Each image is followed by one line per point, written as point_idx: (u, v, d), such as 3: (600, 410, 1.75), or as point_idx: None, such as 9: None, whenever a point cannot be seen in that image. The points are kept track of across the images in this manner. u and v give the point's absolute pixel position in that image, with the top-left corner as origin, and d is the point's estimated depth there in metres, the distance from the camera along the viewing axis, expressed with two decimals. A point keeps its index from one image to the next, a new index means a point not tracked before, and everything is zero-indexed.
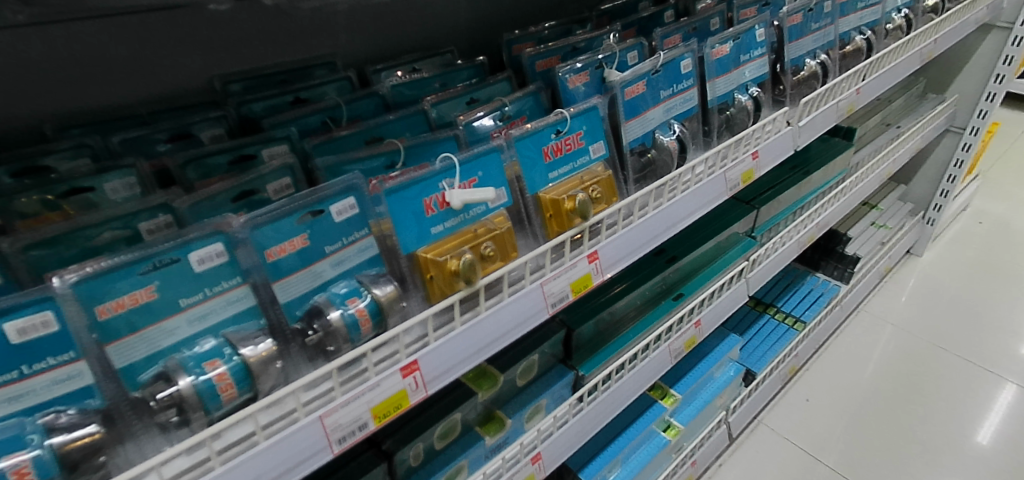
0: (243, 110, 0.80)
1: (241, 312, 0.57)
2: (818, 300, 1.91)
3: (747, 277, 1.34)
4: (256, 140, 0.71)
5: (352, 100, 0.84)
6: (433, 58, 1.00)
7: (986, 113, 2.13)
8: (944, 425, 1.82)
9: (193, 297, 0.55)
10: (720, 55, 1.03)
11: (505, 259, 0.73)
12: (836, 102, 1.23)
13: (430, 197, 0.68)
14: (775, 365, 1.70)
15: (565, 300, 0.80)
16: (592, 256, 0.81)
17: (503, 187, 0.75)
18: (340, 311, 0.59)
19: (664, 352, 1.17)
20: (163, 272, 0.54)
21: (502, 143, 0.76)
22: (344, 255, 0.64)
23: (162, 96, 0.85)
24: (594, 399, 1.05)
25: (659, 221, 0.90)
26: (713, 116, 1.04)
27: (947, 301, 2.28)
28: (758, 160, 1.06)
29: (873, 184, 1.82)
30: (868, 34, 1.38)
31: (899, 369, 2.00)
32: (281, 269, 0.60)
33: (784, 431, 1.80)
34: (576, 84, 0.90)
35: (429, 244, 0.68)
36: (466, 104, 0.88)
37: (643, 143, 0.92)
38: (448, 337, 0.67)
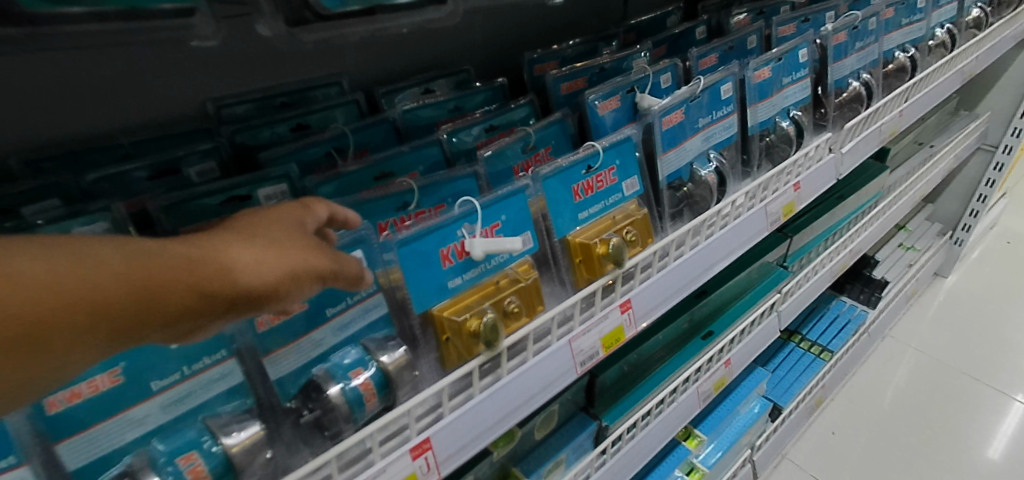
0: (237, 139, 0.72)
1: (229, 390, 0.50)
2: (845, 328, 1.80)
3: (779, 310, 1.25)
4: (252, 177, 0.63)
5: (360, 127, 0.76)
6: (448, 78, 0.92)
7: (1021, 131, 2.03)
8: (979, 462, 1.70)
9: (169, 378, 0.47)
10: (762, 78, 0.94)
11: (531, 315, 0.64)
12: (878, 128, 1.15)
13: (447, 246, 0.60)
14: (802, 398, 1.60)
15: (596, 357, 0.71)
16: (624, 306, 0.72)
17: (528, 231, 0.66)
18: (341, 386, 0.52)
19: (692, 396, 1.08)
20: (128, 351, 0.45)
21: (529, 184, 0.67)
22: (350, 317, 0.56)
23: (147, 122, 0.77)
24: (617, 450, 0.97)
25: (696, 262, 0.81)
26: (753, 144, 0.95)
27: (977, 326, 2.16)
28: (799, 191, 0.98)
29: (906, 207, 1.73)
30: (911, 51, 1.29)
31: (929, 400, 1.88)
32: (273, 339, 0.52)
33: (809, 467, 1.69)
34: (605, 110, 0.82)
35: (446, 300, 0.60)
36: (485, 131, 0.80)
37: (679, 176, 0.84)
38: (464, 409, 0.58)
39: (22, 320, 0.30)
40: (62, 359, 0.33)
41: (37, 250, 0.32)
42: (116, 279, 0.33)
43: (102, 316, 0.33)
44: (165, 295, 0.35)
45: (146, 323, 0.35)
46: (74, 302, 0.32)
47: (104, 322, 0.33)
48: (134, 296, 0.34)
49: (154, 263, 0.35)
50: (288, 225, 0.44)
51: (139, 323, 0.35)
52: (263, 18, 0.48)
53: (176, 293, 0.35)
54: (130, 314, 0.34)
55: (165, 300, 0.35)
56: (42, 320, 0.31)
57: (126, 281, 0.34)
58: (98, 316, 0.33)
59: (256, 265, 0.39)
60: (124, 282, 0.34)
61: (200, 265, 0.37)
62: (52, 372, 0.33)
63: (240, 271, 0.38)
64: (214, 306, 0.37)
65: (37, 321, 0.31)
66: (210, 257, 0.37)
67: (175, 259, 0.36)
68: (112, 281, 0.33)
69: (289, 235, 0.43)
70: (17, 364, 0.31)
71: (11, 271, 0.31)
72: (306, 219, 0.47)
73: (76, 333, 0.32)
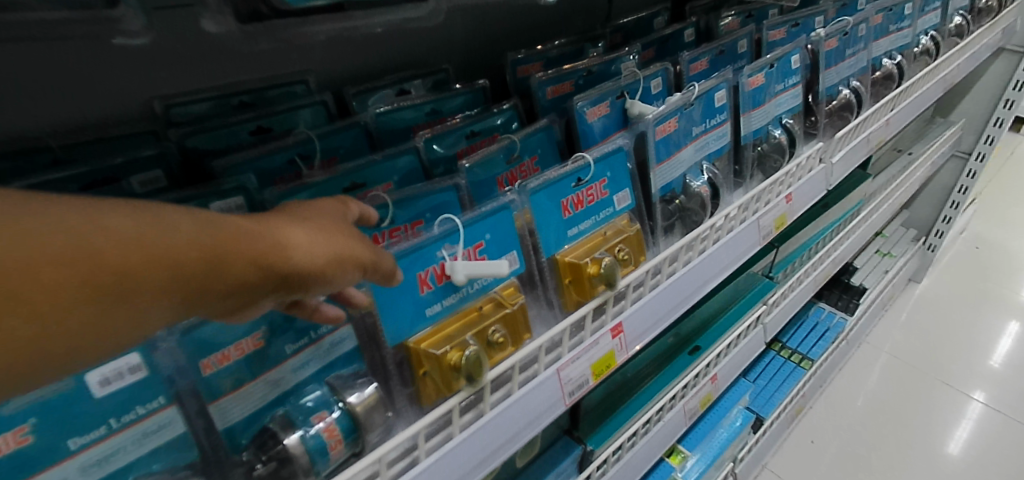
0: (187, 144, 0.65)
1: (165, 445, 0.44)
2: (825, 335, 1.78)
3: (765, 322, 1.21)
4: (204, 188, 0.56)
5: (328, 132, 0.69)
6: (425, 79, 0.86)
7: (993, 139, 2.03)
8: (955, 472, 1.69)
9: (91, 435, 0.41)
10: (756, 85, 0.89)
11: (518, 344, 0.59)
12: (867, 137, 1.12)
13: (425, 269, 0.54)
14: (783, 408, 1.58)
15: (585, 386, 0.65)
16: (616, 330, 0.67)
17: (514, 251, 0.61)
18: (301, 433, 0.47)
19: (679, 414, 1.03)
20: (40, 405, 0.39)
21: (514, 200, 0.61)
22: (313, 353, 0.51)
23: (85, 123, 0.69)
24: (603, 474, 0.91)
25: (690, 280, 0.76)
26: (746, 154, 0.91)
27: (950, 330, 2.15)
28: (791, 203, 0.94)
29: (886, 214, 1.72)
30: (898, 58, 1.27)
31: (905, 405, 1.87)
32: (217, 384, 0.46)
33: (787, 477, 1.67)
34: (594, 117, 0.77)
35: (423, 329, 0.54)
36: (466, 138, 0.74)
37: (672, 189, 0.79)
38: (444, 451, 0.53)
39: (93, 279, 0.30)
40: (128, 322, 0.32)
41: (106, 212, 0.32)
42: (181, 246, 0.33)
43: (164, 282, 0.32)
44: (223, 265, 0.34)
45: (204, 294, 0.34)
46: (140, 266, 0.31)
47: (169, 286, 0.33)
48: (194, 265, 0.33)
49: (216, 233, 0.35)
50: (332, 214, 0.44)
51: (199, 291, 0.34)
52: (209, 11, 0.41)
53: (234, 264, 0.35)
54: (192, 282, 0.33)
55: (223, 271, 0.35)
56: (111, 280, 0.31)
57: (189, 247, 0.33)
58: (162, 281, 0.32)
59: (306, 244, 0.39)
60: (187, 249, 0.33)
61: (256, 238, 0.36)
62: (117, 336, 0.32)
63: (291, 249, 0.38)
64: (268, 283, 0.37)
65: (105, 281, 0.30)
66: (265, 232, 0.37)
67: (234, 230, 0.35)
68: (177, 247, 0.33)
69: (333, 222, 0.43)
70: (85, 323, 0.30)
71: (87, 230, 0.31)
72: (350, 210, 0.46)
73: (142, 296, 0.32)
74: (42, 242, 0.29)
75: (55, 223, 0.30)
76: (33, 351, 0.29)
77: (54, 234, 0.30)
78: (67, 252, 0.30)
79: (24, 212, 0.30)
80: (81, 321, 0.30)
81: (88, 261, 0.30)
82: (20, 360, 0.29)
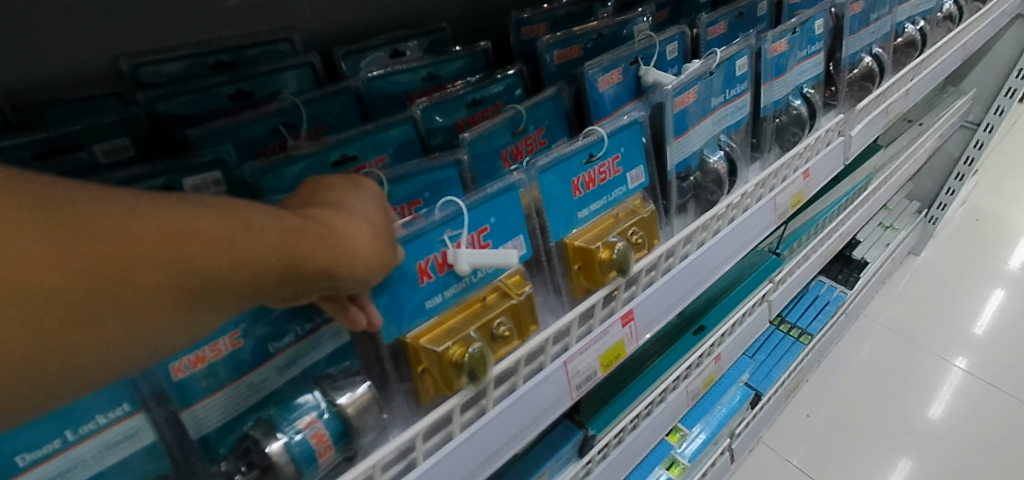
0: (157, 108, 0.58)
1: (129, 455, 0.41)
2: (824, 309, 1.76)
3: (770, 300, 1.16)
4: (176, 161, 0.50)
5: (315, 98, 0.62)
6: (421, 40, 0.79)
7: (1003, 110, 1.96)
8: (951, 445, 1.66)
9: (43, 450, 0.37)
10: (778, 52, 0.83)
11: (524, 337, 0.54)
12: (886, 108, 1.06)
13: (425, 258, 0.49)
14: (781, 383, 1.55)
15: (593, 378, 0.61)
16: (626, 318, 0.62)
17: (521, 235, 0.56)
18: (285, 439, 0.43)
19: (682, 395, 0.99)
20: None
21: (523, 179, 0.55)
22: (298, 352, 0.47)
23: (43, 83, 0.62)
24: (604, 458, 0.88)
25: (703, 262, 0.71)
26: (764, 126, 0.86)
27: (951, 301, 2.10)
28: (808, 179, 0.88)
29: (893, 187, 1.67)
30: (921, 24, 1.20)
31: (903, 378, 1.84)
32: (190, 389, 0.43)
33: (782, 451, 1.66)
34: (606, 86, 0.70)
35: (423, 323, 0.49)
36: (466, 107, 0.68)
37: (687, 166, 0.73)
38: (443, 453, 0.48)
39: (172, 284, 0.27)
40: (190, 324, 0.29)
41: (179, 208, 0.29)
42: (259, 249, 0.30)
43: (235, 286, 0.30)
44: (292, 270, 0.32)
45: (262, 294, 0.32)
46: (217, 271, 0.29)
47: (236, 289, 0.30)
48: (267, 270, 0.31)
49: (282, 230, 0.32)
50: (376, 202, 0.40)
51: (262, 293, 0.32)
52: None
53: (302, 269, 0.33)
54: (255, 283, 0.31)
55: (292, 277, 0.32)
56: (186, 285, 0.28)
57: (266, 251, 0.30)
58: (233, 285, 0.30)
59: (365, 248, 0.36)
60: (264, 254, 0.30)
61: (326, 242, 0.33)
62: (176, 338, 0.29)
63: (353, 253, 0.35)
64: (322, 284, 0.35)
65: (181, 285, 0.28)
66: (332, 233, 0.34)
67: (306, 232, 0.33)
68: (254, 251, 0.30)
69: (382, 218, 0.40)
70: (152, 327, 0.28)
71: (161, 223, 0.27)
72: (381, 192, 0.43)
73: (210, 299, 0.29)
74: (121, 245, 0.26)
75: (131, 221, 0.27)
76: (98, 358, 0.26)
77: (133, 234, 0.26)
78: (149, 257, 0.26)
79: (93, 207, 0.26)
80: (147, 326, 0.28)
81: (169, 266, 0.27)
82: (81, 370, 0.26)
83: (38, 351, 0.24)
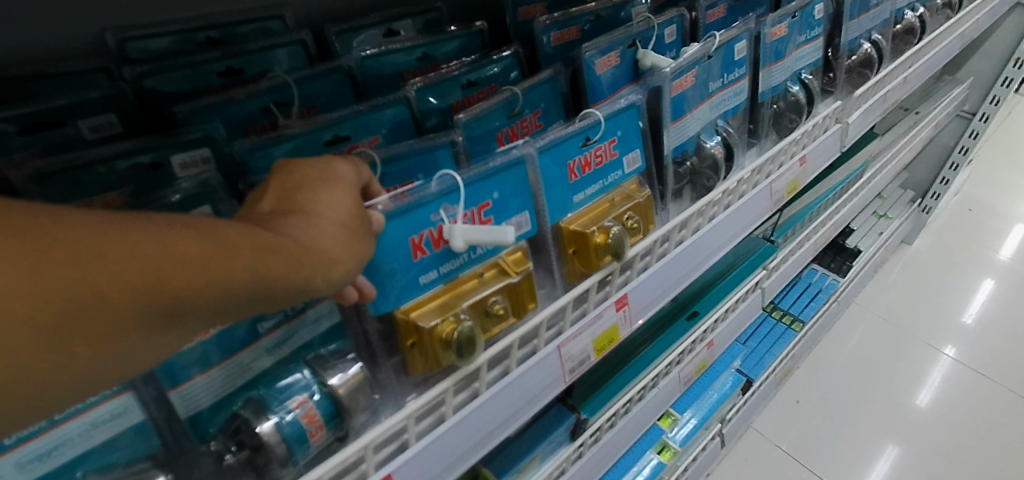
0: (145, 84, 0.57)
1: (116, 435, 0.41)
2: (816, 296, 1.76)
3: (763, 287, 1.16)
4: (164, 136, 0.50)
5: (307, 76, 0.61)
6: (416, 19, 0.77)
7: (999, 99, 1.95)
8: (939, 432, 1.68)
9: (28, 428, 0.37)
10: (778, 36, 0.82)
11: (520, 315, 0.53)
12: (884, 95, 1.05)
13: (420, 233, 0.48)
14: (772, 369, 1.56)
15: (587, 362, 0.61)
16: (621, 303, 0.62)
17: (527, 211, 0.56)
18: (276, 420, 0.42)
19: (674, 381, 1.00)
20: None
21: (532, 150, 0.55)
22: (289, 332, 0.47)
23: (29, 57, 0.61)
24: (595, 441, 0.88)
25: (698, 248, 0.71)
26: (762, 112, 0.85)
27: (942, 290, 2.11)
28: (805, 166, 0.88)
29: (888, 176, 1.67)
30: (920, 11, 1.19)
31: (894, 366, 1.85)
32: (179, 369, 0.42)
33: (773, 437, 1.68)
34: (603, 68, 0.70)
35: (415, 298, 0.49)
36: (462, 88, 0.67)
37: (684, 151, 0.73)
38: (436, 435, 0.48)
39: (145, 306, 0.28)
40: (172, 337, 0.30)
41: (154, 229, 0.29)
42: (235, 268, 0.30)
43: (214, 304, 0.30)
44: (271, 288, 0.32)
45: (244, 309, 0.32)
46: (192, 290, 0.29)
47: (216, 306, 0.31)
48: (244, 288, 0.31)
49: (261, 249, 0.31)
50: (356, 199, 0.39)
51: (243, 308, 0.32)
52: None
53: (281, 287, 0.32)
54: (234, 302, 0.31)
55: (272, 293, 0.32)
56: (162, 304, 0.29)
57: (242, 270, 0.30)
58: (212, 303, 0.30)
59: (347, 256, 0.36)
60: (239, 272, 0.30)
61: (306, 256, 0.33)
62: (159, 351, 0.30)
63: (335, 264, 0.35)
64: (307, 295, 0.34)
65: (157, 305, 0.29)
66: (312, 246, 0.34)
67: (284, 248, 0.32)
68: (230, 270, 0.30)
69: (364, 218, 0.39)
70: (133, 343, 0.29)
71: (132, 250, 0.28)
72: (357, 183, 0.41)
73: (190, 315, 0.30)
74: (94, 269, 0.27)
75: (99, 248, 0.27)
76: (80, 374, 0.28)
77: (107, 259, 0.27)
78: (121, 280, 0.27)
79: (69, 232, 0.27)
80: (127, 342, 0.29)
81: (142, 289, 0.28)
82: (66, 386, 0.28)
83: (20, 371, 0.26)
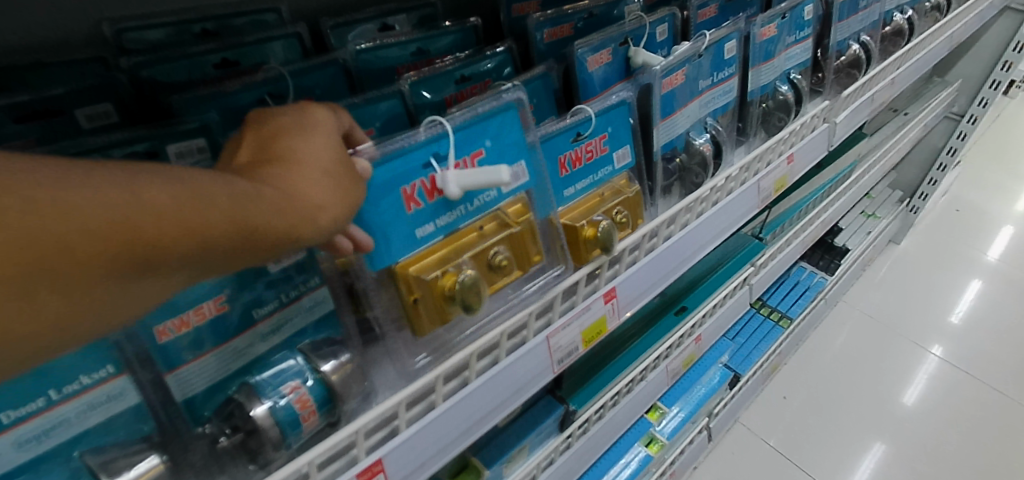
0: (141, 74, 0.58)
1: (113, 417, 0.42)
2: (805, 294, 1.78)
3: (751, 283, 1.18)
4: (162, 126, 0.51)
5: (301, 70, 0.62)
6: (410, 14, 0.78)
7: (987, 102, 1.98)
8: (921, 428, 1.71)
9: (27, 408, 0.38)
10: (767, 36, 0.83)
11: (524, 268, 0.55)
12: (872, 95, 1.07)
13: (412, 183, 0.48)
14: (759, 365, 1.58)
15: (575, 353, 0.62)
16: (609, 296, 0.63)
17: (523, 161, 0.54)
18: (269, 404, 0.43)
19: (662, 374, 1.01)
20: None
21: (523, 97, 0.53)
22: (284, 318, 0.48)
23: (24, 46, 0.62)
24: (584, 433, 0.90)
25: (685, 243, 0.72)
26: (750, 111, 0.87)
27: (928, 289, 2.14)
28: (792, 164, 0.89)
29: (877, 176, 1.69)
30: (909, 13, 1.21)
31: (878, 363, 1.88)
32: (174, 354, 0.43)
33: (759, 432, 1.70)
34: (595, 66, 0.71)
35: (414, 252, 0.48)
36: (456, 83, 0.68)
37: (673, 147, 0.74)
38: (426, 422, 0.49)
39: (123, 257, 0.29)
40: (158, 286, 0.32)
41: (126, 182, 0.30)
42: (211, 217, 0.31)
43: (194, 254, 0.32)
44: (253, 235, 0.33)
45: (230, 259, 0.33)
46: (169, 240, 0.30)
47: (199, 255, 0.32)
48: (225, 236, 0.32)
49: (240, 200, 0.33)
50: (335, 145, 0.39)
51: (229, 256, 0.33)
52: None
53: (264, 233, 0.33)
54: (215, 251, 0.32)
55: (256, 242, 0.33)
56: (140, 254, 0.30)
57: (217, 219, 0.32)
58: (192, 253, 0.31)
59: (330, 203, 0.36)
60: (215, 221, 0.31)
61: (284, 204, 0.34)
62: (148, 300, 0.32)
63: (317, 211, 0.36)
64: (293, 245, 0.35)
65: (134, 256, 0.30)
66: (291, 194, 0.35)
67: (261, 197, 0.33)
68: (206, 220, 0.31)
69: (345, 164, 0.39)
70: (118, 292, 0.30)
71: (107, 203, 0.29)
72: (336, 129, 0.42)
73: (172, 264, 0.31)
74: (70, 221, 0.28)
75: (72, 200, 0.28)
76: (69, 324, 0.29)
77: (80, 211, 0.28)
78: (96, 231, 0.28)
79: (41, 185, 0.28)
80: (114, 291, 0.30)
81: (117, 240, 0.29)
82: (59, 333, 0.29)
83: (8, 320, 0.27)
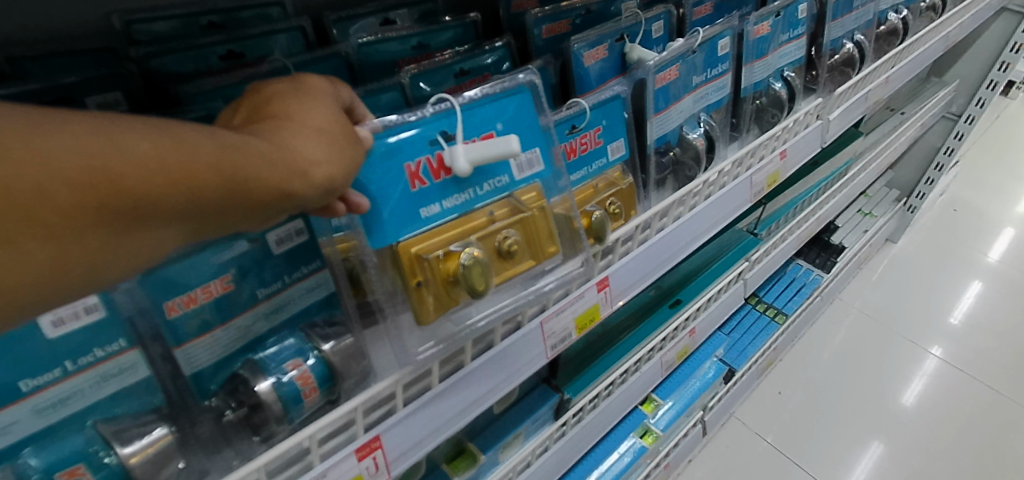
0: (151, 65, 0.60)
1: (126, 388, 0.44)
2: (801, 290, 1.79)
3: (745, 278, 1.20)
4: (167, 116, 0.53)
5: (305, 61, 0.64)
6: (412, 8, 0.80)
7: (984, 102, 1.99)
8: (914, 424, 1.73)
9: (43, 377, 0.40)
10: (760, 34, 0.85)
11: (538, 258, 0.55)
12: (865, 94, 1.08)
13: (416, 160, 0.49)
14: (754, 360, 1.59)
15: (567, 339, 0.64)
16: (602, 284, 0.65)
17: (538, 149, 0.56)
18: (273, 381, 0.45)
19: (655, 366, 1.03)
20: None
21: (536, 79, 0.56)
22: (286, 299, 0.50)
23: (38, 37, 0.64)
24: (579, 421, 0.92)
25: (678, 235, 0.74)
26: (744, 107, 0.88)
27: (924, 288, 2.16)
28: (785, 160, 0.91)
29: (873, 174, 1.71)
30: (904, 13, 1.23)
31: (872, 361, 1.90)
32: (182, 330, 0.46)
33: (753, 426, 1.72)
34: (592, 61, 0.73)
35: (416, 232, 0.49)
36: (455, 76, 0.70)
37: (666, 141, 0.76)
38: (421, 403, 0.51)
39: (114, 204, 0.30)
40: (146, 240, 0.32)
41: (112, 132, 0.30)
42: (199, 168, 0.32)
43: (185, 205, 0.32)
44: (244, 188, 0.34)
45: (223, 214, 0.34)
46: (159, 188, 0.31)
47: (188, 208, 0.32)
48: (214, 189, 0.32)
49: (232, 153, 0.33)
50: (328, 108, 0.41)
51: (220, 211, 0.34)
52: None
53: (255, 187, 0.34)
54: (206, 202, 0.33)
55: (248, 195, 0.34)
56: (131, 203, 0.30)
57: (208, 169, 0.32)
58: (183, 203, 0.32)
59: (321, 160, 0.37)
60: (205, 172, 0.32)
61: (275, 158, 0.35)
62: (137, 256, 0.32)
63: (310, 167, 0.37)
64: (285, 201, 0.36)
65: (125, 203, 0.30)
66: (282, 149, 0.36)
67: (253, 150, 0.34)
68: (195, 170, 0.32)
69: (339, 126, 0.40)
70: (108, 244, 0.31)
71: (98, 148, 0.29)
72: (331, 97, 0.43)
73: (163, 215, 0.32)
74: (56, 166, 0.28)
75: (65, 146, 0.29)
76: (60, 273, 0.30)
77: (65, 157, 0.28)
78: (83, 178, 0.29)
79: (23, 131, 0.28)
80: (105, 242, 0.30)
81: (108, 185, 0.29)
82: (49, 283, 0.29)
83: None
